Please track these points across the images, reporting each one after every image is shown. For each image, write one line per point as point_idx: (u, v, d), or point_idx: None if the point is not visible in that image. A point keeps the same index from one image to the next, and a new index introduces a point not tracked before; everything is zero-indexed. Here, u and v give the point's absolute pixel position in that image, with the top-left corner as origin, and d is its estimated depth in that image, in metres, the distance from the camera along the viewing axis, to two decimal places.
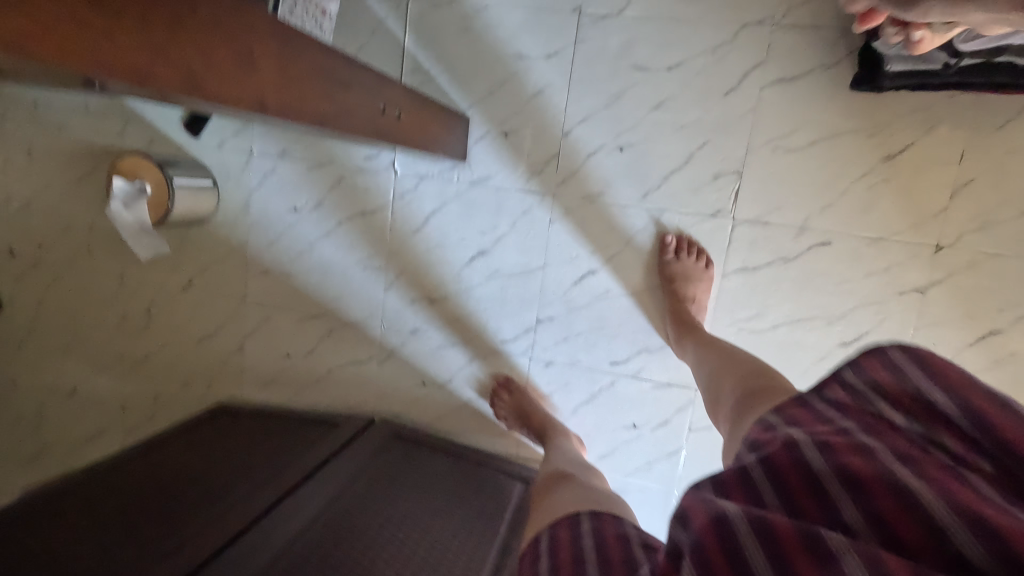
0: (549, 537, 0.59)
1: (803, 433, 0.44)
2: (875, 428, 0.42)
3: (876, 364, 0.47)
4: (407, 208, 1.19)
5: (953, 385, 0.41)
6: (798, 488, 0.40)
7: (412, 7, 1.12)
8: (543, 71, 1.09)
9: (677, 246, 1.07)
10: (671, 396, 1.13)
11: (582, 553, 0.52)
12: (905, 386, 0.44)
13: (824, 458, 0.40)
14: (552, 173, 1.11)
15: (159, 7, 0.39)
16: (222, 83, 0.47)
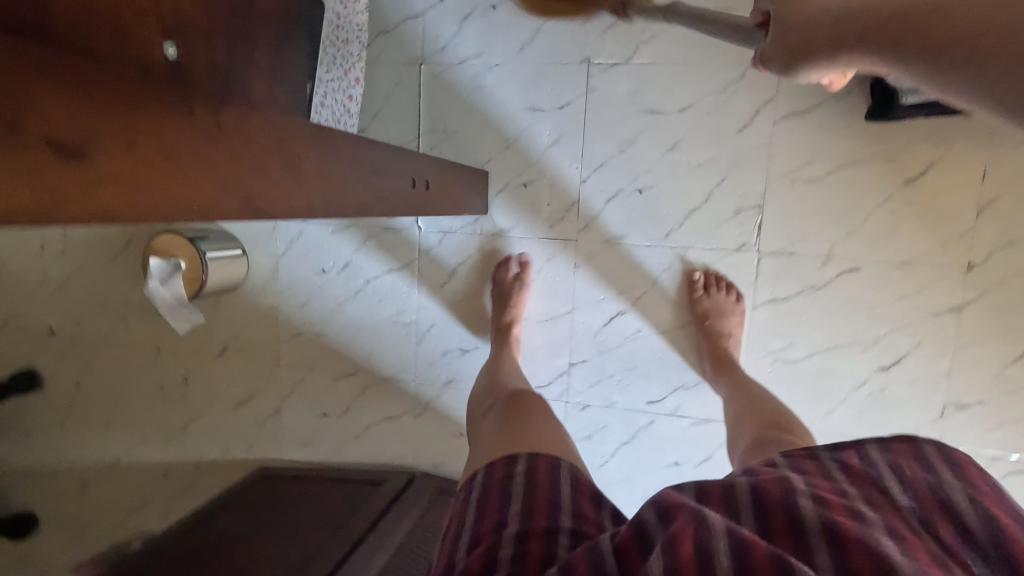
0: (525, 465, 0.55)
1: (803, 480, 0.47)
2: (873, 500, 0.45)
3: (901, 445, 0.52)
4: (433, 262, 1.22)
5: (966, 486, 0.46)
6: (783, 523, 0.42)
7: (424, 70, 1.16)
8: (557, 122, 1.11)
9: (705, 282, 1.07)
10: (711, 432, 1.13)
11: (559, 500, 0.51)
12: (925, 470, 0.49)
13: (817, 512, 0.42)
14: (573, 220, 1.13)
15: (218, 144, 0.42)
16: (273, 198, 0.49)
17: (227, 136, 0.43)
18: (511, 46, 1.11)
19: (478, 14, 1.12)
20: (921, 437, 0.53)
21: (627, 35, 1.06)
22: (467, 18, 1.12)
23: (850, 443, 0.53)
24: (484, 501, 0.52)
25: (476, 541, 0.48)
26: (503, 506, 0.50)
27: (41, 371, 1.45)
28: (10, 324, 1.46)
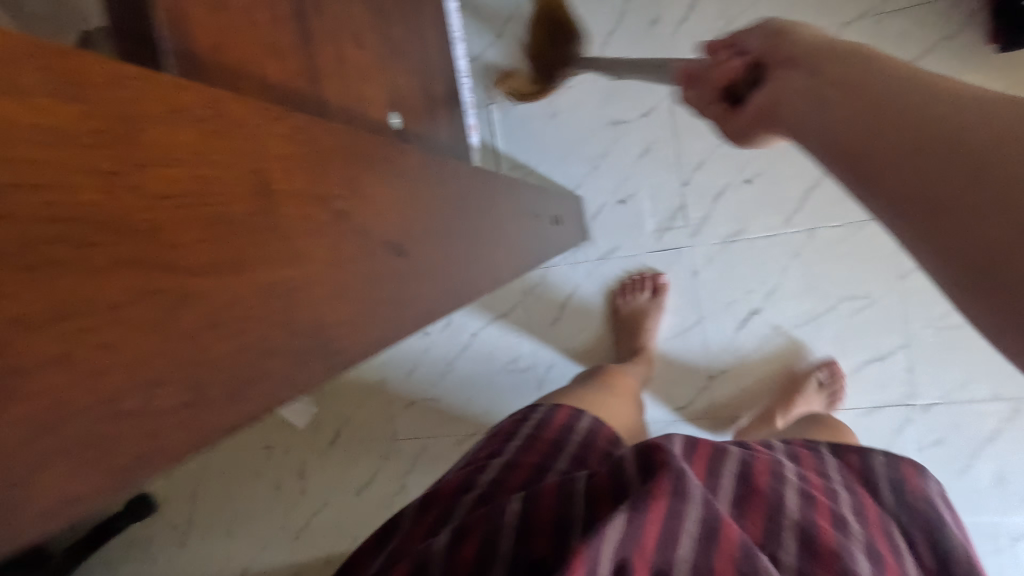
0: (587, 417, 0.69)
1: (793, 472, 0.59)
2: (854, 506, 0.57)
3: (908, 466, 0.64)
4: (540, 301, 1.16)
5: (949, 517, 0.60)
6: (762, 496, 0.53)
7: (494, 109, 1.13)
8: (644, 130, 1.07)
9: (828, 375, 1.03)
10: (884, 419, 1.04)
11: (564, 443, 0.62)
12: (921, 497, 0.60)
13: (801, 504, 0.53)
14: (682, 226, 1.07)
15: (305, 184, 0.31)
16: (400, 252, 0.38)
17: (375, 225, 0.35)
18: None
19: None
20: (927, 468, 0.64)
21: (703, 28, 1.02)
22: None
23: (853, 449, 0.66)
24: (524, 457, 0.58)
25: (511, 480, 0.55)
26: (544, 469, 0.57)
27: (154, 494, 1.40)
28: None
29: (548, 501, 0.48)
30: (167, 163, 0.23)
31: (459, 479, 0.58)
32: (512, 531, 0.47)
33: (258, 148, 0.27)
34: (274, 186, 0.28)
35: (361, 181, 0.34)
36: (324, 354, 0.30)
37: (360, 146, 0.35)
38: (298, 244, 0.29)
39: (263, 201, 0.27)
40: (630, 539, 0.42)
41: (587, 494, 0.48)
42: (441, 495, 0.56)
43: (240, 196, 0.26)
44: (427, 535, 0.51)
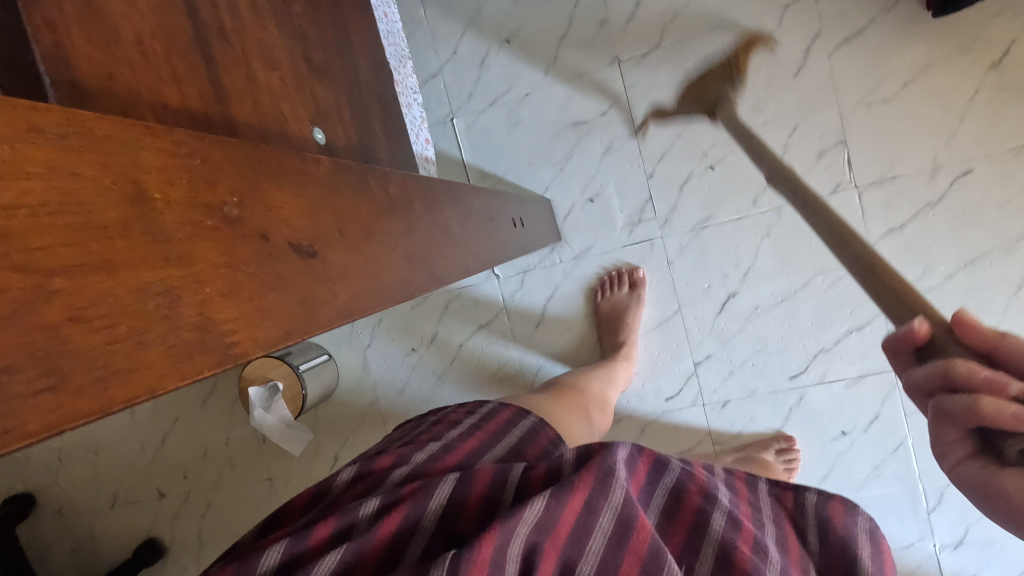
0: (530, 418, 0.70)
1: (728, 498, 0.60)
2: (780, 542, 0.59)
3: (838, 506, 0.62)
4: (521, 306, 1.18)
5: (873, 551, 0.59)
6: (688, 517, 0.55)
7: (458, 123, 1.15)
8: (605, 128, 1.09)
9: (785, 450, 1.05)
10: (871, 387, 1.04)
11: (504, 436, 0.63)
12: (844, 539, 0.59)
13: (726, 527, 0.54)
14: (651, 217, 1.09)
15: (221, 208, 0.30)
16: (342, 275, 0.37)
17: (279, 229, 0.33)
18: (537, 72, 1.10)
19: (494, 53, 1.11)
20: (859, 509, 0.63)
21: (650, 24, 1.04)
22: (485, 60, 1.12)
23: (788, 486, 0.66)
24: (464, 442, 0.60)
25: (448, 460, 0.57)
26: (481, 453, 0.59)
27: (160, 538, 1.39)
28: (120, 502, 1.41)
29: (482, 484, 0.51)
30: (24, 174, 0.21)
31: (398, 452, 0.58)
32: (438, 510, 0.49)
33: (132, 160, 0.25)
34: (154, 196, 0.26)
35: (262, 191, 0.32)
36: (223, 359, 0.27)
37: (256, 153, 0.33)
38: (185, 248, 0.27)
39: (140, 212, 0.25)
40: (548, 519, 0.46)
41: (520, 481, 0.51)
42: (375, 464, 0.56)
43: (110, 207, 0.24)
44: (353, 499, 0.51)
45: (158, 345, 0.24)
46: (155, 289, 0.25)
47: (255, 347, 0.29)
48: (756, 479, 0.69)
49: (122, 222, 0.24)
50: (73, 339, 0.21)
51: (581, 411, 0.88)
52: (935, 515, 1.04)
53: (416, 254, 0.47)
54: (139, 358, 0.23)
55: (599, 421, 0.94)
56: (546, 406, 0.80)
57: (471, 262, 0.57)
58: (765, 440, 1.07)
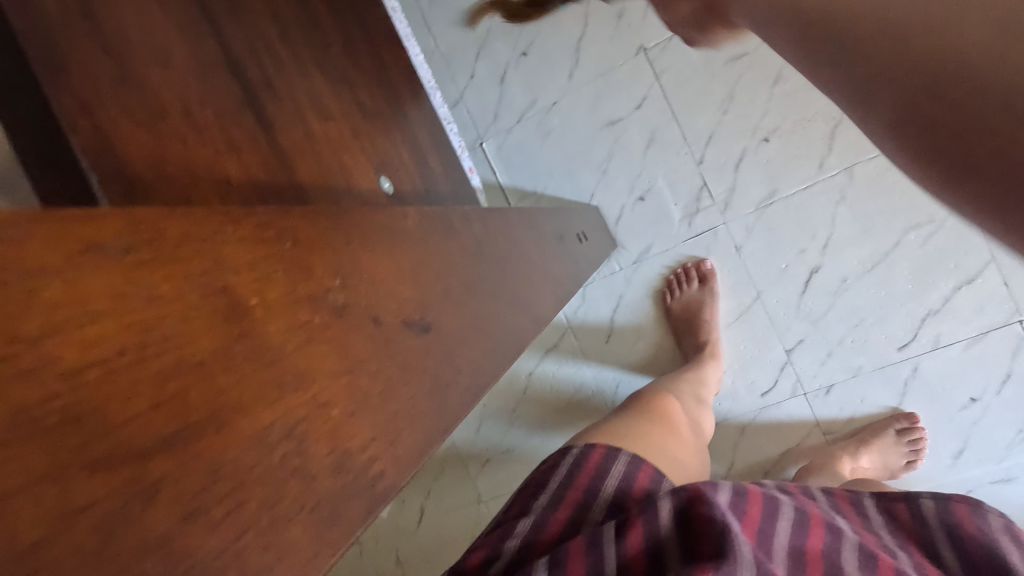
0: (624, 455, 0.62)
1: (848, 527, 0.56)
2: (918, 568, 0.54)
3: (963, 508, 0.58)
4: (587, 321, 1.11)
5: (1020, 552, 0.54)
6: (817, 555, 0.50)
7: (488, 146, 1.12)
8: (643, 122, 1.03)
9: (909, 430, 0.96)
10: (997, 343, 0.93)
11: (598, 488, 0.56)
12: (987, 544, 0.55)
13: (862, 567, 0.50)
14: (710, 204, 1.02)
15: (308, 283, 0.32)
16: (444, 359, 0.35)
17: (391, 309, 0.36)
18: (561, 78, 1.05)
19: (514, 67, 1.07)
20: (986, 504, 0.59)
21: None
22: (504, 77, 1.08)
23: (900, 494, 0.63)
24: (555, 511, 0.53)
25: (541, 539, 0.50)
26: (577, 522, 0.52)
27: None
28: None
29: (578, 562, 0.45)
30: (87, 318, 0.21)
31: (487, 543, 0.52)
32: None
33: (213, 263, 0.27)
34: (251, 302, 0.28)
35: (353, 260, 0.35)
36: (370, 499, 0.30)
37: (337, 230, 0.36)
38: (297, 363, 0.29)
39: (239, 327, 0.27)
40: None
41: (621, 554, 0.45)
42: (466, 565, 0.50)
43: (209, 342, 0.25)
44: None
45: (301, 512, 0.26)
46: (275, 434, 0.26)
47: (388, 455, 0.32)
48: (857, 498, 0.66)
49: (232, 364, 0.26)
50: (205, 522, 0.22)
51: (681, 428, 0.79)
52: None
53: None
54: (279, 524, 0.25)
55: (699, 423, 0.86)
56: (635, 429, 0.71)
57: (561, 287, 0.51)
58: (882, 421, 0.97)
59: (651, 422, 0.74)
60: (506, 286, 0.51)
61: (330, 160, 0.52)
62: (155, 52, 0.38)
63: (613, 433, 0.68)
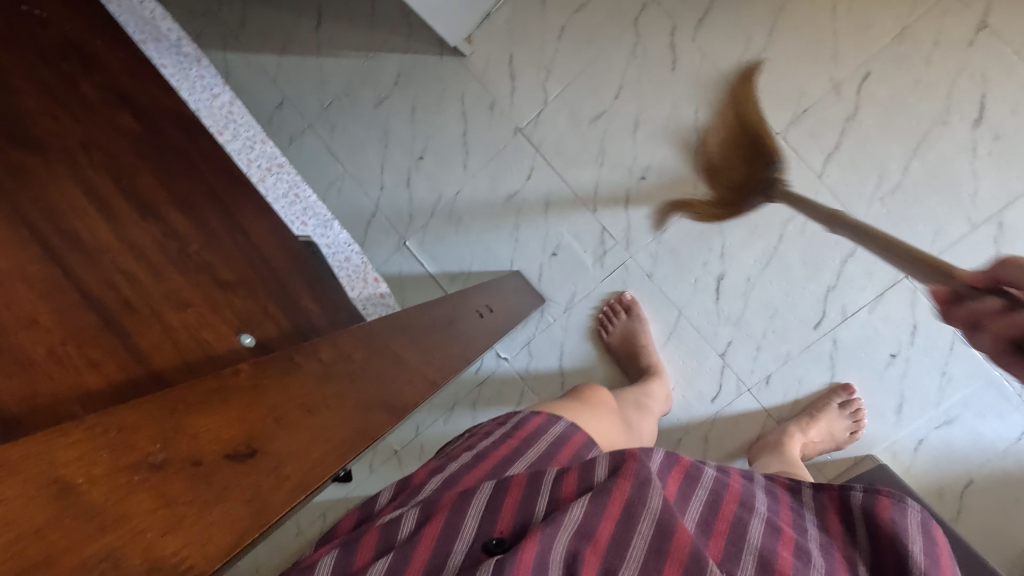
0: (562, 422, 0.70)
1: (766, 506, 0.60)
2: (823, 545, 0.57)
3: (885, 501, 0.58)
4: (539, 373, 1.19)
5: (928, 545, 0.54)
6: (725, 531, 0.54)
7: (412, 243, 1.24)
8: (536, 189, 1.15)
9: (848, 406, 1.03)
10: (895, 299, 1.01)
11: (535, 440, 0.64)
12: (892, 535, 0.55)
13: (765, 535, 0.54)
14: (614, 244, 1.12)
15: (145, 436, 0.27)
16: (303, 459, 0.33)
17: (217, 442, 0.30)
18: (458, 171, 1.18)
19: (415, 172, 1.21)
20: (909, 502, 0.58)
21: (532, 87, 1.12)
22: (410, 182, 1.22)
23: (833, 485, 0.63)
24: (496, 449, 0.61)
25: (484, 464, 0.57)
26: (512, 458, 0.59)
27: None
28: None
29: (517, 495, 0.50)
30: None
31: (433, 468, 0.59)
32: (478, 515, 0.49)
33: (37, 460, 0.23)
34: (77, 481, 0.23)
35: (187, 421, 0.29)
36: None
37: (164, 397, 0.29)
38: (120, 510, 0.23)
39: (61, 503, 0.22)
40: (588, 526, 0.47)
41: (556, 492, 0.51)
42: (413, 480, 0.58)
43: (29, 520, 0.21)
44: (392, 511, 0.52)
45: None
46: (96, 558, 0.22)
47: (208, 562, 0.25)
48: (795, 484, 0.68)
49: (50, 518, 0.21)
50: None
51: (613, 410, 0.87)
52: None
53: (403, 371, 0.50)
54: None
55: (641, 428, 0.93)
56: (573, 407, 0.79)
57: (453, 360, 0.60)
58: (822, 398, 1.04)
59: (581, 405, 0.81)
60: (403, 354, 0.53)
61: (183, 343, 0.47)
62: (19, 314, 0.38)
63: (550, 407, 0.76)
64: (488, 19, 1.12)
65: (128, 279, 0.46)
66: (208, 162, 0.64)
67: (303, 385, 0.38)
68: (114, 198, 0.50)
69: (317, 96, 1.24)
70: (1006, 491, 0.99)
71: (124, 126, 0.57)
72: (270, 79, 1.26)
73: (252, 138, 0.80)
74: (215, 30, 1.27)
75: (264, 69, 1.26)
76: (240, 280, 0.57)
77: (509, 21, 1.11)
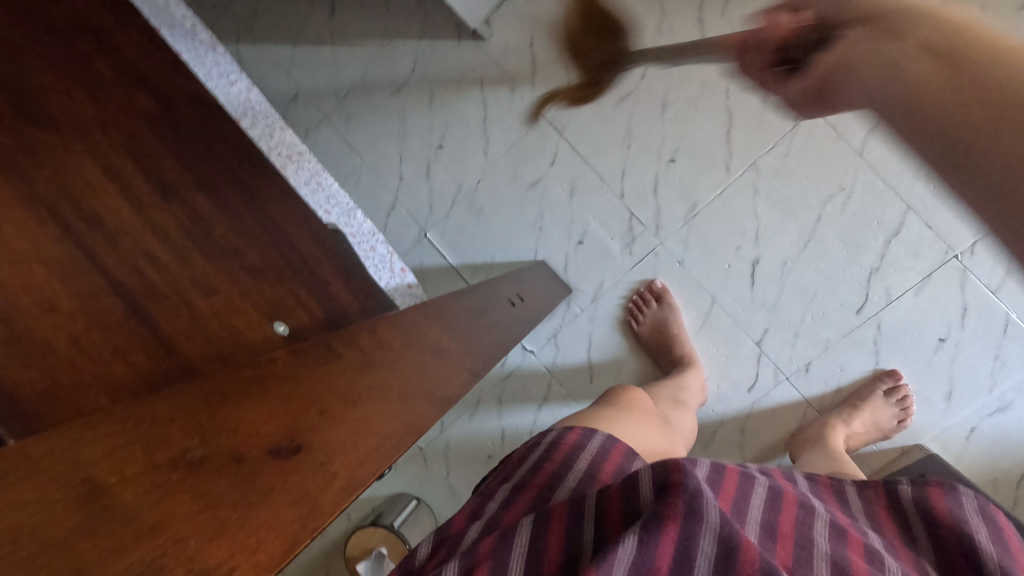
0: (600, 435, 0.66)
1: (824, 508, 0.55)
2: (890, 544, 0.52)
3: (937, 492, 0.56)
4: (568, 367, 1.15)
5: (1001, 536, 0.51)
6: (789, 533, 0.49)
7: (433, 235, 1.20)
8: (560, 176, 1.11)
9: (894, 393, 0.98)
10: (941, 282, 0.96)
11: (573, 461, 0.60)
12: (956, 523, 0.51)
13: (831, 541, 0.49)
14: (642, 230, 1.08)
15: (185, 433, 0.24)
16: (352, 455, 0.30)
17: (260, 437, 0.27)
18: (478, 159, 1.15)
19: (434, 162, 1.18)
20: (961, 488, 0.56)
21: None
22: (429, 171, 1.18)
23: (877, 481, 0.61)
24: (534, 477, 0.57)
25: (522, 502, 0.53)
26: (554, 484, 0.56)
27: None
28: None
29: (560, 527, 0.47)
30: None
31: (469, 513, 0.55)
32: (524, 553, 0.45)
33: (65, 462, 0.20)
34: (109, 481, 0.20)
35: (226, 416, 0.26)
36: None
37: (200, 391, 0.27)
38: (158, 514, 0.20)
39: (92, 506, 0.19)
40: (643, 562, 0.41)
41: (602, 522, 0.47)
42: (450, 529, 0.52)
43: (60, 522, 0.18)
44: (433, 566, 0.47)
45: None
46: (135, 566, 0.18)
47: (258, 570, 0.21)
48: (848, 486, 0.63)
49: (83, 521, 0.19)
50: None
51: (651, 414, 0.83)
52: None
53: (445, 359, 0.47)
54: None
55: (681, 427, 0.89)
56: (610, 413, 0.75)
57: (490, 348, 0.57)
58: (867, 386, 1.00)
59: (618, 411, 0.77)
60: (440, 343, 0.49)
61: (212, 331, 0.45)
62: (35, 297, 0.35)
63: (583, 419, 0.72)
64: (507, 1, 1.09)
65: (151, 265, 0.44)
66: (229, 146, 0.61)
67: (342, 374, 0.35)
68: (133, 179, 0.48)
69: (332, 86, 1.21)
70: None
71: (141, 107, 0.55)
72: (283, 71, 1.24)
73: (272, 127, 0.78)
74: (228, 22, 1.25)
75: (278, 61, 1.24)
76: (269, 266, 0.55)
77: (529, 2, 1.08)
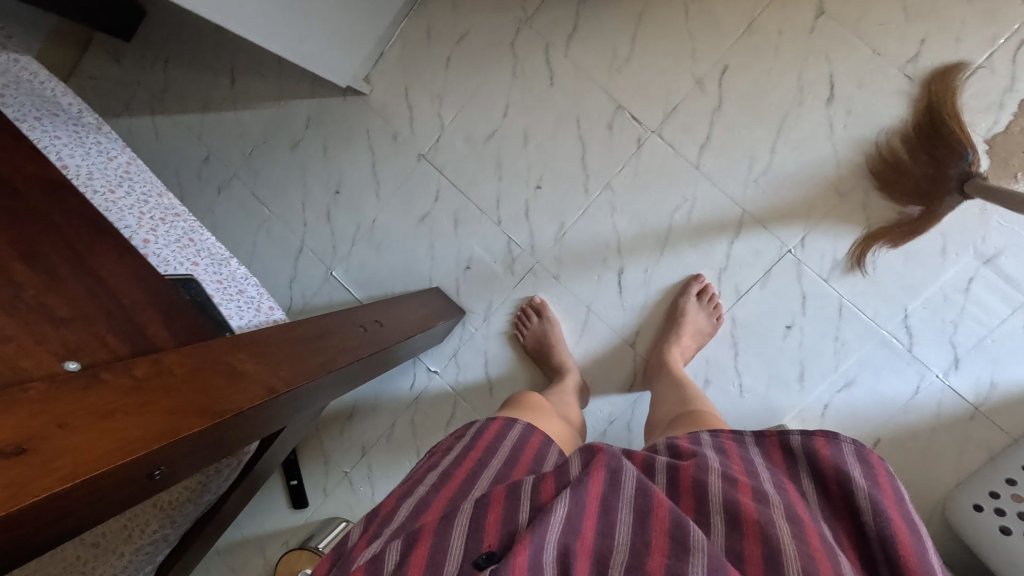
0: (520, 425, 0.74)
1: (717, 460, 0.62)
2: (776, 482, 0.60)
3: (821, 441, 0.62)
4: (469, 384, 1.24)
5: (868, 471, 0.59)
6: (690, 495, 0.57)
7: (338, 272, 1.30)
8: (445, 210, 1.22)
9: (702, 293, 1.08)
10: (781, 273, 1.06)
11: (497, 450, 0.68)
12: (835, 466, 0.59)
13: (724, 487, 0.56)
14: (521, 251, 1.19)
15: None
16: (77, 452, 0.39)
17: None
18: (373, 200, 1.26)
19: (334, 206, 1.29)
20: (841, 435, 0.62)
21: (428, 114, 1.21)
22: (330, 215, 1.29)
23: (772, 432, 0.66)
24: (460, 464, 0.65)
25: (449, 486, 0.61)
26: (478, 472, 0.63)
27: None
28: None
29: (499, 508, 0.54)
30: None
31: (401, 493, 0.62)
32: (462, 534, 0.52)
33: None
34: None
35: None
36: None
37: None
38: None
39: None
40: (573, 523, 0.51)
41: (535, 497, 0.55)
42: (382, 510, 0.61)
43: None
44: (370, 548, 0.54)
45: None
46: None
47: None
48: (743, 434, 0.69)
49: None
50: None
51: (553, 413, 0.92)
52: (918, 348, 1.02)
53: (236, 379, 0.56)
54: None
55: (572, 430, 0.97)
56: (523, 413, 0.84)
57: (308, 369, 0.66)
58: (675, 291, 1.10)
59: (527, 411, 0.86)
60: (238, 368, 0.58)
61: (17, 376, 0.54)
62: None
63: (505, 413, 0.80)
64: (383, 58, 1.21)
65: None
66: (74, 221, 0.72)
67: (101, 396, 0.45)
68: None
69: (238, 146, 1.33)
70: (912, 444, 1.03)
71: None
72: (194, 136, 1.36)
73: (150, 193, 0.89)
74: (141, 97, 1.38)
75: (187, 127, 1.36)
76: (86, 317, 0.63)
77: (400, 56, 1.20)
